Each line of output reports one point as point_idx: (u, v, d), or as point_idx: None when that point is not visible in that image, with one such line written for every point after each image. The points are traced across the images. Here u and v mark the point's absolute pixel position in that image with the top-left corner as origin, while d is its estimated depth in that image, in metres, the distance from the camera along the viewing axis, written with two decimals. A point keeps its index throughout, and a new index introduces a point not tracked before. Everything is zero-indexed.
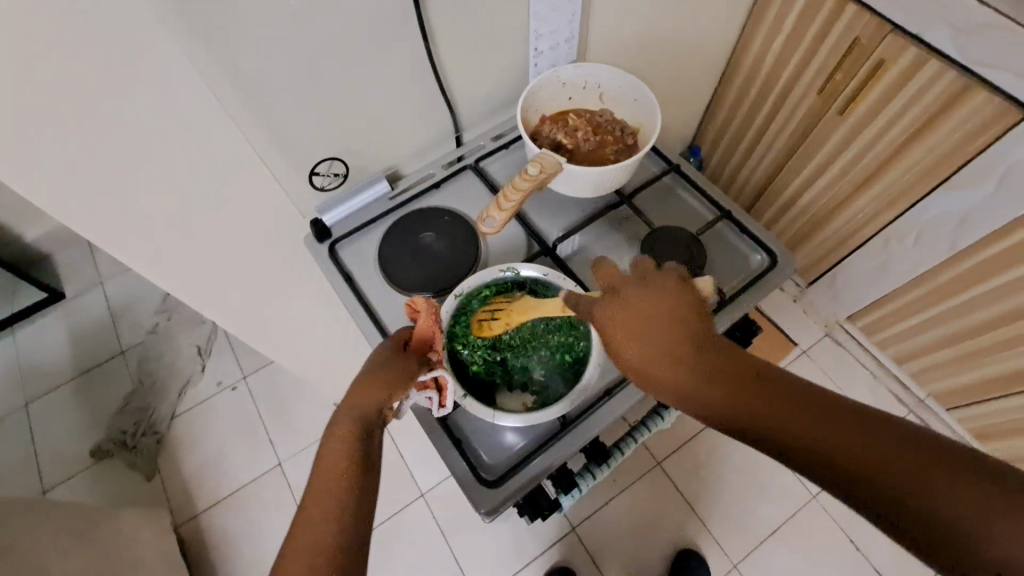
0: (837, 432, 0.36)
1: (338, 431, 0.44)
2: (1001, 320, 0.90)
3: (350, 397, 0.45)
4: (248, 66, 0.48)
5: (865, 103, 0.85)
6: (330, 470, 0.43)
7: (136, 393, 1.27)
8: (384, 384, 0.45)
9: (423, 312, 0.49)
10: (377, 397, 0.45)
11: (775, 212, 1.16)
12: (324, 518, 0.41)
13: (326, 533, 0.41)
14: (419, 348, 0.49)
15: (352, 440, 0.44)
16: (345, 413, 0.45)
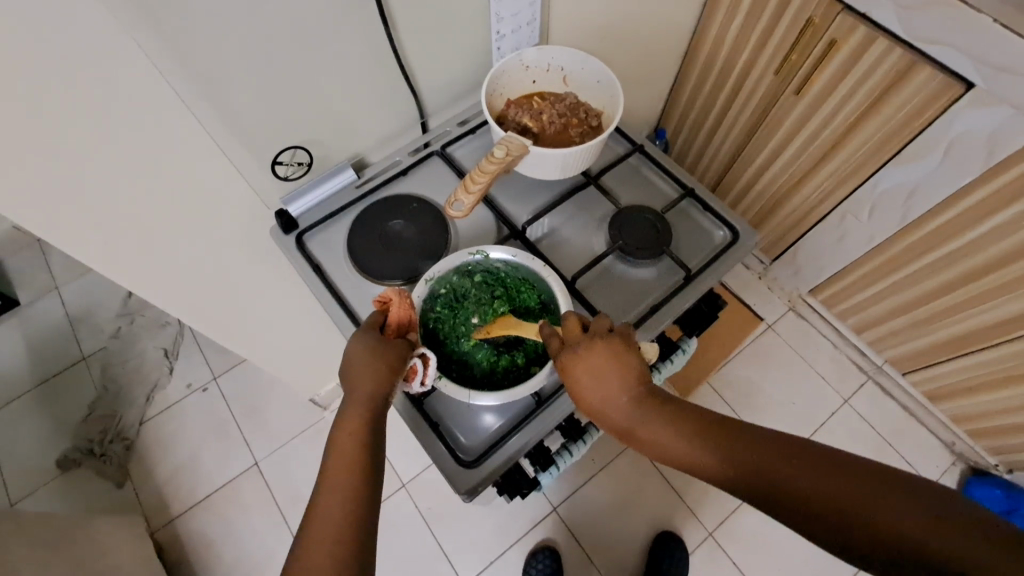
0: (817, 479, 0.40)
1: (348, 417, 0.45)
2: (950, 286, 0.94)
3: (354, 383, 0.45)
4: (204, 54, 0.47)
5: (817, 85, 0.89)
6: (343, 456, 0.43)
7: (101, 400, 1.23)
8: (388, 369, 0.46)
9: (395, 301, 0.49)
10: (381, 382, 0.45)
11: (738, 191, 1.19)
12: (344, 503, 0.42)
13: (343, 509, 0.42)
14: (397, 331, 0.49)
15: (363, 421, 0.45)
16: (355, 398, 0.45)
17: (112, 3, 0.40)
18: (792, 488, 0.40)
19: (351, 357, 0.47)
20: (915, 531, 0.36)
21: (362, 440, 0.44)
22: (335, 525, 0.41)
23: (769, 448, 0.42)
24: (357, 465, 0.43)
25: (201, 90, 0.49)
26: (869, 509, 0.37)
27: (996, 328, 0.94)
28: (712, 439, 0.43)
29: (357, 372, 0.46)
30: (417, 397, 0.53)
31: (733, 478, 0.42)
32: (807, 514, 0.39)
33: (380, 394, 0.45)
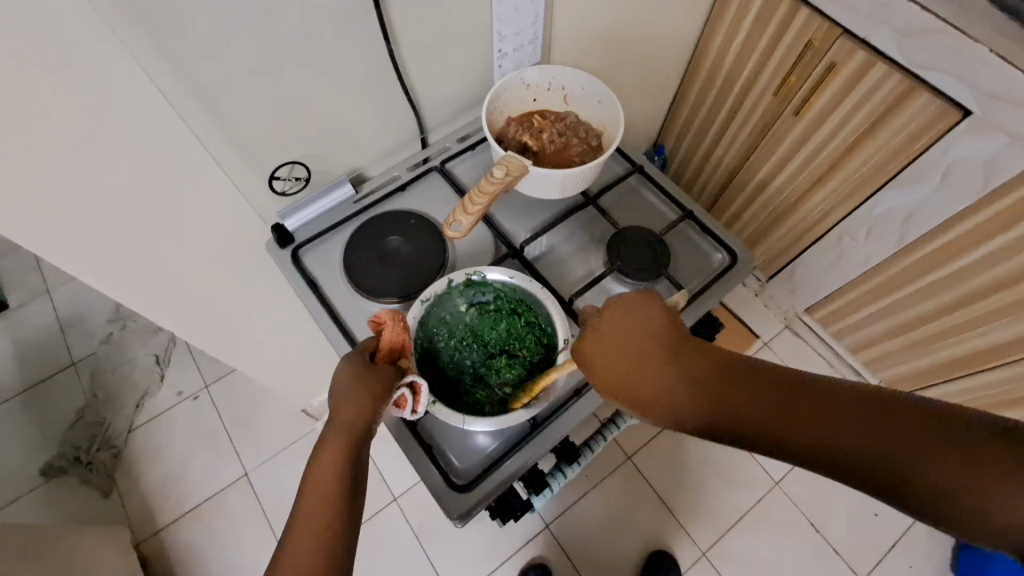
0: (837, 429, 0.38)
1: (327, 446, 0.44)
2: (946, 309, 0.95)
3: (336, 411, 0.45)
4: (202, 69, 0.46)
5: (816, 108, 0.89)
6: (317, 488, 0.43)
7: (90, 406, 1.22)
8: (372, 398, 0.45)
9: (388, 323, 0.49)
10: (363, 413, 0.45)
11: (736, 209, 1.19)
12: (317, 540, 0.41)
13: (318, 543, 0.41)
14: (388, 356, 0.49)
15: (343, 452, 0.44)
16: (336, 428, 0.44)
17: (111, 16, 0.40)
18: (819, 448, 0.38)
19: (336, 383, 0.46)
20: (956, 478, 0.34)
21: (343, 470, 0.43)
22: (309, 558, 0.40)
23: (783, 409, 0.40)
24: (333, 497, 0.42)
25: (199, 104, 0.48)
26: (926, 466, 0.35)
27: (993, 351, 0.94)
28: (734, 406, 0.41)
29: (339, 400, 0.45)
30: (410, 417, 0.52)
31: (757, 437, 0.40)
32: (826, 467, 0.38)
33: (359, 424, 0.44)
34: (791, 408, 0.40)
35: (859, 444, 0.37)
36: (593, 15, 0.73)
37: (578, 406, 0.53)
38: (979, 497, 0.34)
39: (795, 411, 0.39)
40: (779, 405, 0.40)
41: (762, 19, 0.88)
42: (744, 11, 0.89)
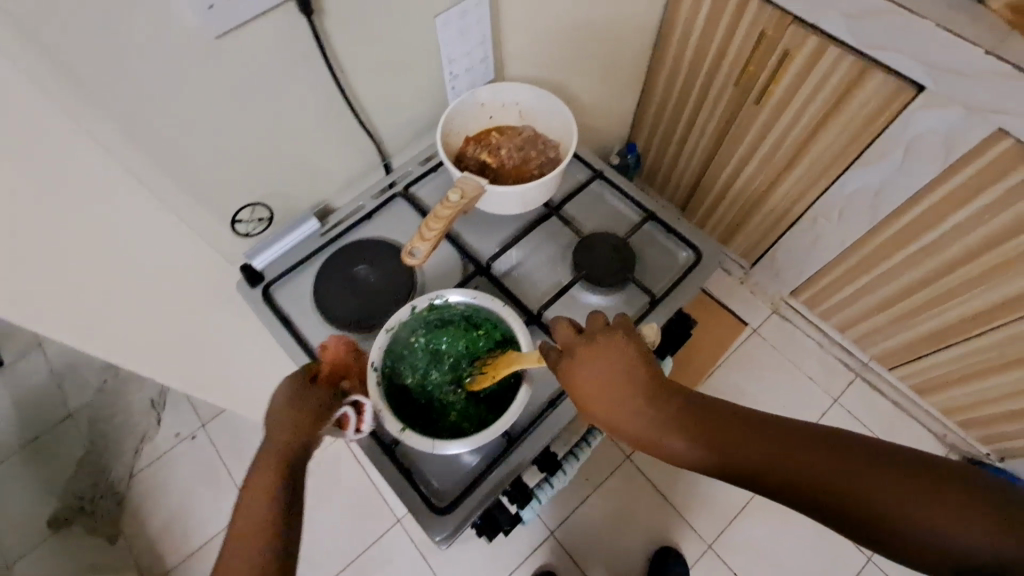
0: (823, 462, 0.41)
1: (267, 451, 0.47)
2: (925, 281, 0.96)
3: (274, 421, 0.47)
4: (153, 124, 0.47)
5: (775, 96, 0.91)
6: (254, 491, 0.46)
7: (90, 455, 1.22)
8: (311, 416, 0.48)
9: (332, 349, 0.52)
10: (300, 423, 0.47)
11: (711, 200, 1.20)
12: (256, 538, 0.44)
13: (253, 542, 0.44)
14: (330, 378, 0.51)
15: (280, 457, 0.46)
16: (274, 436, 0.47)
17: (55, 85, 0.41)
18: (803, 479, 0.41)
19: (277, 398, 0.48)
20: (918, 511, 0.38)
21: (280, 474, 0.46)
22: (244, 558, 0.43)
23: (773, 444, 0.43)
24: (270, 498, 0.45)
25: (156, 159, 0.49)
26: (894, 499, 0.39)
27: (975, 319, 0.95)
28: (730, 435, 0.44)
29: (277, 409, 0.48)
30: (387, 443, 0.53)
31: (747, 471, 0.43)
32: (810, 500, 0.41)
33: (296, 433, 0.46)
34: (780, 442, 0.42)
35: (841, 475, 0.40)
36: (542, 28, 0.74)
37: (553, 418, 0.54)
38: (937, 529, 0.37)
39: (784, 447, 0.42)
40: (771, 436, 0.43)
41: (714, 14, 0.89)
42: (697, 7, 0.91)
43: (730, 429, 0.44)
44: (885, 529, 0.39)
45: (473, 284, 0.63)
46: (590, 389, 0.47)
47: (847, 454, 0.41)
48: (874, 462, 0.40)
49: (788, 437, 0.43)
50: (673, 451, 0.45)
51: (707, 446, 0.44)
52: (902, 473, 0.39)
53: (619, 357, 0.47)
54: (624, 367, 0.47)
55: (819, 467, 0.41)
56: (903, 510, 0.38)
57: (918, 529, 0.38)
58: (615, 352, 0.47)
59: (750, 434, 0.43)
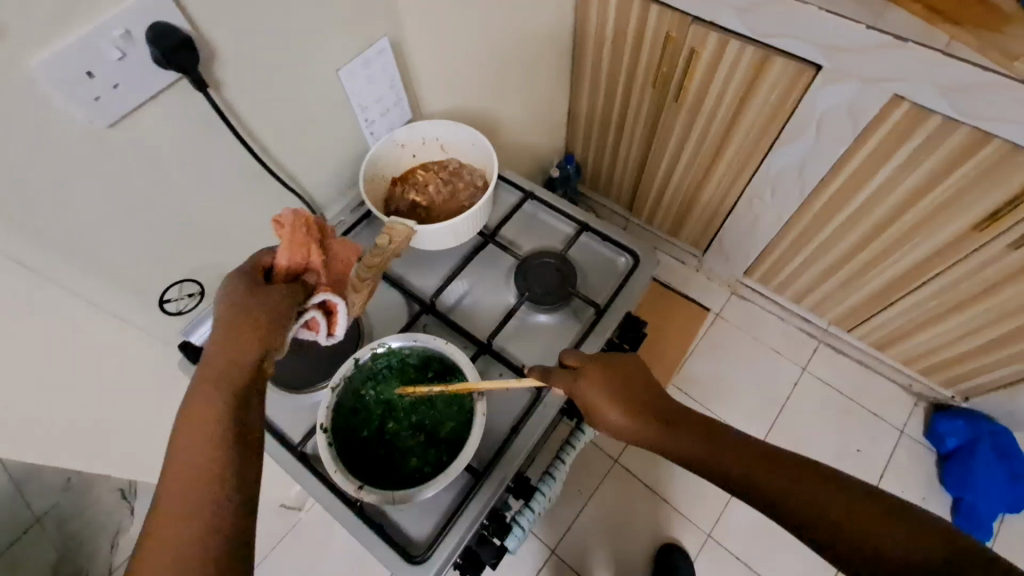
0: (779, 473, 0.41)
1: (202, 378, 0.39)
2: (862, 243, 0.99)
3: (215, 346, 0.40)
4: (58, 222, 0.46)
5: (692, 88, 0.94)
6: (200, 411, 0.37)
7: (62, 559, 1.18)
8: (274, 319, 0.43)
9: (286, 227, 0.48)
10: (248, 338, 0.40)
11: (654, 196, 1.22)
12: (194, 496, 0.34)
13: (198, 493, 0.34)
14: (288, 274, 0.48)
15: (234, 376, 0.39)
16: (212, 361, 0.39)
17: None
18: (751, 477, 0.42)
19: (224, 311, 0.42)
20: (863, 528, 0.37)
21: (224, 405, 0.37)
22: (189, 513, 0.34)
23: (737, 447, 0.44)
24: (215, 437, 0.36)
25: (65, 257, 0.48)
26: (837, 513, 0.38)
27: (912, 273, 0.97)
28: (705, 435, 0.45)
29: (220, 335, 0.40)
30: (352, 503, 0.52)
31: (707, 467, 0.43)
32: (761, 501, 0.41)
33: (243, 354, 0.40)
34: (745, 451, 0.43)
35: (790, 483, 0.40)
36: (460, 59, 0.76)
37: (515, 447, 0.54)
38: (879, 545, 0.36)
39: (745, 456, 0.43)
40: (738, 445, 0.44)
41: (620, 22, 0.93)
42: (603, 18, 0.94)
43: (704, 433, 0.45)
44: (829, 543, 0.38)
45: (418, 327, 0.63)
46: (591, 385, 0.49)
47: (806, 472, 0.41)
48: (827, 480, 0.40)
49: (753, 449, 0.43)
50: (641, 438, 0.47)
51: (683, 441, 0.45)
52: (853, 496, 0.39)
53: (620, 369, 0.50)
54: (625, 374, 0.50)
55: (772, 472, 0.41)
56: (849, 525, 0.38)
57: (863, 548, 0.37)
58: (621, 364, 0.51)
59: (725, 439, 0.44)
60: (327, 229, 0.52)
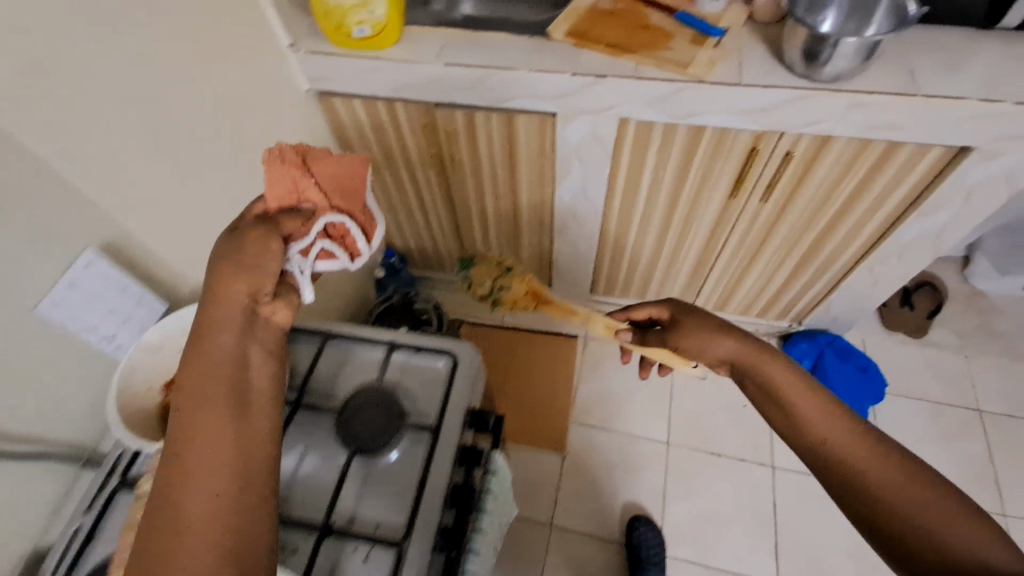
0: (818, 416, 0.63)
1: (229, 270, 0.50)
2: None
3: (216, 274, 0.50)
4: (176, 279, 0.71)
5: (728, 180, 1.16)
6: (213, 333, 0.48)
7: None
8: (255, 258, 0.52)
9: (271, 158, 0.58)
10: (241, 291, 0.50)
11: (740, 229, 1.28)
12: (217, 414, 0.45)
13: (224, 421, 0.45)
14: (283, 205, 0.58)
15: (247, 282, 0.50)
16: (234, 260, 0.51)
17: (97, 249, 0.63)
18: (790, 420, 0.65)
19: (218, 250, 0.51)
20: (852, 455, 0.60)
21: (243, 336, 0.49)
22: (212, 417, 0.45)
23: (780, 395, 0.67)
24: (231, 328, 0.49)
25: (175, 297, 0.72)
26: (845, 449, 0.60)
27: None
28: (752, 383, 0.71)
29: (223, 247, 0.52)
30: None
31: (760, 401, 0.70)
32: (792, 428, 0.65)
33: (247, 275, 0.51)
34: (792, 395, 0.66)
35: (823, 427, 0.62)
36: (428, 125, 1.19)
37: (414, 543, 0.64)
38: (858, 468, 0.59)
39: (792, 399, 0.65)
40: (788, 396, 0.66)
41: (712, 83, 0.97)
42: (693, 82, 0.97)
43: (755, 381, 0.71)
44: (836, 467, 0.61)
45: (408, 418, 0.73)
46: (680, 333, 0.80)
47: (830, 410, 0.63)
48: (848, 427, 0.62)
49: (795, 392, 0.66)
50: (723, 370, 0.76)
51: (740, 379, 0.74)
52: (863, 435, 0.61)
53: (698, 320, 0.79)
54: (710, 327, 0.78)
55: (803, 414, 0.64)
56: (851, 460, 0.60)
57: (857, 469, 0.59)
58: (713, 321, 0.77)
59: (770, 392, 0.68)
60: (319, 154, 0.61)
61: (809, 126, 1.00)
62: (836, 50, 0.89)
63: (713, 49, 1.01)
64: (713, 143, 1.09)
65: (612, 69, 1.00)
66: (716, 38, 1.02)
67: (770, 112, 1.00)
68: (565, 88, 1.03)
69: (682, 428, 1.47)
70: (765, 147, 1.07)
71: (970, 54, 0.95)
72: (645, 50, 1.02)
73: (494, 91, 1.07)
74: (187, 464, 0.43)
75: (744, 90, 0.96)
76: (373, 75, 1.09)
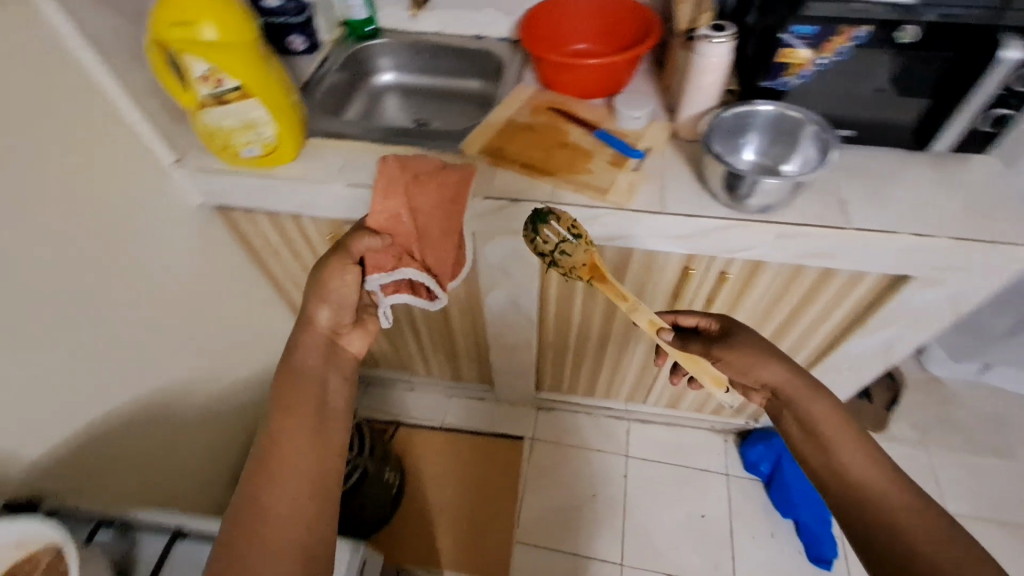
0: (852, 448, 0.68)
1: (313, 337, 0.74)
2: None
3: (301, 338, 0.73)
4: None
5: (666, 292, 1.15)
6: (299, 371, 0.71)
7: None
8: (343, 300, 0.76)
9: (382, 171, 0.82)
10: (321, 339, 0.74)
11: None
12: (302, 434, 0.67)
13: (300, 442, 0.66)
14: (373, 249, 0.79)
15: (325, 333, 0.75)
16: (323, 312, 0.75)
17: None
18: (824, 444, 0.69)
19: (315, 292, 0.74)
20: (873, 488, 0.64)
21: (322, 378, 0.72)
22: (292, 438, 0.66)
23: (818, 423, 0.70)
24: (320, 377, 0.72)
25: None
26: (869, 481, 0.65)
27: None
28: (793, 409, 0.73)
29: (320, 301, 0.74)
30: None
31: (796, 426, 0.73)
32: (820, 451, 0.69)
33: (330, 329, 0.75)
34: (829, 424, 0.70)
35: (851, 458, 0.67)
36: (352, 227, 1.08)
37: None
38: (878, 499, 0.63)
39: (825, 428, 0.70)
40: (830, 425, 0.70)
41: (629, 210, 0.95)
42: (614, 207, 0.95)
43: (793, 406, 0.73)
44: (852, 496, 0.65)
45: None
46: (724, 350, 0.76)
47: (864, 451, 0.67)
48: (878, 466, 0.66)
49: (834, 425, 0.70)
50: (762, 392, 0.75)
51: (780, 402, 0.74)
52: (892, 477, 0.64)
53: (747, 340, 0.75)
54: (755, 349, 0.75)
55: (837, 442, 0.68)
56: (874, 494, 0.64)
57: (874, 500, 0.63)
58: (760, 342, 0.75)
59: (809, 417, 0.71)
60: (418, 185, 0.83)
61: (738, 251, 0.98)
62: (756, 187, 0.87)
63: (633, 172, 0.99)
64: (641, 262, 1.08)
65: (524, 194, 0.96)
66: (635, 161, 1.01)
67: (700, 238, 0.97)
68: (480, 209, 0.98)
69: (641, 548, 1.33)
70: (696, 265, 1.06)
71: (880, 174, 0.98)
72: (564, 173, 0.99)
73: None
74: (270, 476, 0.63)
75: (671, 218, 0.94)
76: (266, 193, 1.02)
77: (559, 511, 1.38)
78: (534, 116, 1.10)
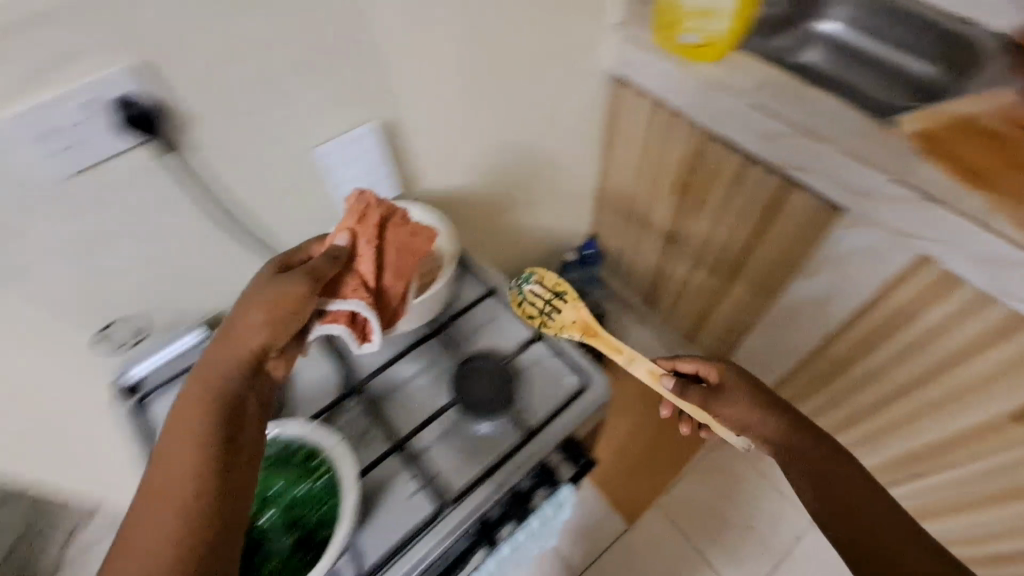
0: (888, 514, 0.58)
1: (287, 291, 0.60)
2: None
3: (258, 297, 0.59)
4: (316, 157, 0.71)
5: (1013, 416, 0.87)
6: (242, 335, 0.58)
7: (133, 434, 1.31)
8: (288, 297, 0.59)
9: (362, 200, 0.70)
10: (275, 310, 0.59)
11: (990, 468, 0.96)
12: (213, 391, 0.55)
13: (206, 418, 0.53)
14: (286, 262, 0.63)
15: (333, 275, 0.64)
16: (283, 287, 0.60)
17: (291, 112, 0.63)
18: (853, 509, 0.58)
19: (247, 297, 0.60)
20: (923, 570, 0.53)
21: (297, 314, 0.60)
22: (189, 424, 0.52)
23: (846, 484, 0.60)
24: (241, 356, 0.57)
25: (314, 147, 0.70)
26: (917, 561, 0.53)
27: None
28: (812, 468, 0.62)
29: (262, 289, 0.60)
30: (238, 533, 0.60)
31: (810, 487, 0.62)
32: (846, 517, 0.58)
33: (282, 305, 0.59)
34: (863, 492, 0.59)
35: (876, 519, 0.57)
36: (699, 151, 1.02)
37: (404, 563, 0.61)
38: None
39: (848, 488, 0.60)
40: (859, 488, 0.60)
41: None
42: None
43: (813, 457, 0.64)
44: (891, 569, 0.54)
45: (516, 409, 0.72)
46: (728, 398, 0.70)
47: (913, 530, 0.56)
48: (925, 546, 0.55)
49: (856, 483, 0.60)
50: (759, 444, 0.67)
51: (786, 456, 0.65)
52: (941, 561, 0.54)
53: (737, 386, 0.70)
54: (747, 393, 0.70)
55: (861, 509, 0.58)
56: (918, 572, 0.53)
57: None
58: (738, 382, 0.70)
59: (826, 469, 0.62)
60: (394, 220, 0.71)
61: None
62: None
63: None
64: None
65: (951, 198, 0.76)
66: None
67: None
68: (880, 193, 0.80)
69: None
70: None
71: None
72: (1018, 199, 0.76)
73: (790, 151, 0.87)
74: (160, 495, 0.48)
75: None
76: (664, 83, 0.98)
77: (720, 516, 1.35)
78: (1006, 126, 0.87)
